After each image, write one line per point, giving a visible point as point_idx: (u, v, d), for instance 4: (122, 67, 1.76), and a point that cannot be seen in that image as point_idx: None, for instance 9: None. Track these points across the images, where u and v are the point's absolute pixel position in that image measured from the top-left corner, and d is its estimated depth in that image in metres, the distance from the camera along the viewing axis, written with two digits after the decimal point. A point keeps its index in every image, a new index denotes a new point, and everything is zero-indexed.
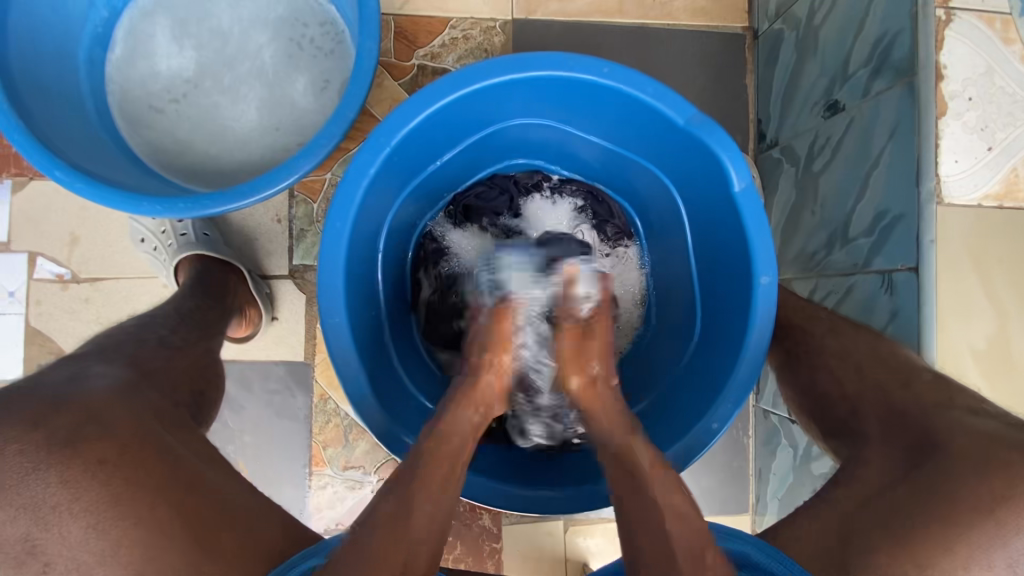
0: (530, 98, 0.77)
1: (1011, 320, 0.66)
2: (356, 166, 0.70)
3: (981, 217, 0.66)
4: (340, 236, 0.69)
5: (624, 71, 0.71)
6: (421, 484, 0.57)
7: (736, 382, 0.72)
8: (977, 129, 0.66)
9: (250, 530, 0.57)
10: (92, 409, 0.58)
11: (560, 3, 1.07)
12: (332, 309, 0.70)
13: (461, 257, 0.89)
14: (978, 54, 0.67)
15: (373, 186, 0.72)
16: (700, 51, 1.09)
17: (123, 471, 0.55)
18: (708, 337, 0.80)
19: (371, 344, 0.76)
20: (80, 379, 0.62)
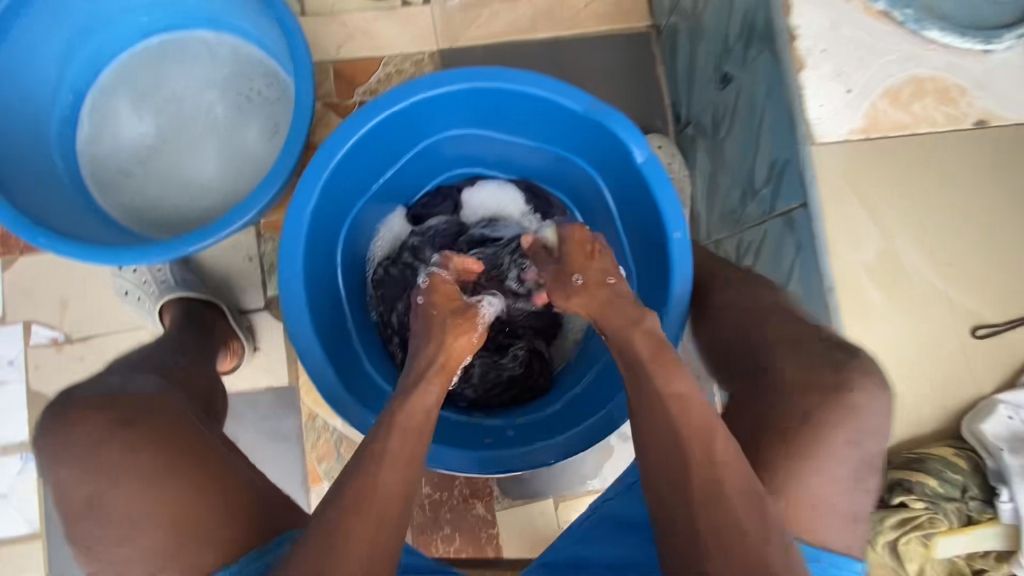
0: (450, 109, 0.86)
1: (895, 235, 0.75)
2: (301, 190, 0.78)
3: (852, 150, 0.75)
4: (296, 253, 0.77)
5: (525, 75, 0.81)
6: (388, 455, 0.62)
7: (669, 328, 0.79)
8: (833, 76, 0.76)
9: (246, 505, 0.66)
10: (128, 402, 0.71)
11: (479, 28, 1.18)
12: (296, 319, 0.77)
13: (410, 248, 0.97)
14: (824, 13, 0.77)
15: (322, 207, 0.81)
16: (612, 52, 1.20)
17: (147, 451, 0.66)
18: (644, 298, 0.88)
19: (339, 349, 0.83)
20: (118, 383, 0.74)
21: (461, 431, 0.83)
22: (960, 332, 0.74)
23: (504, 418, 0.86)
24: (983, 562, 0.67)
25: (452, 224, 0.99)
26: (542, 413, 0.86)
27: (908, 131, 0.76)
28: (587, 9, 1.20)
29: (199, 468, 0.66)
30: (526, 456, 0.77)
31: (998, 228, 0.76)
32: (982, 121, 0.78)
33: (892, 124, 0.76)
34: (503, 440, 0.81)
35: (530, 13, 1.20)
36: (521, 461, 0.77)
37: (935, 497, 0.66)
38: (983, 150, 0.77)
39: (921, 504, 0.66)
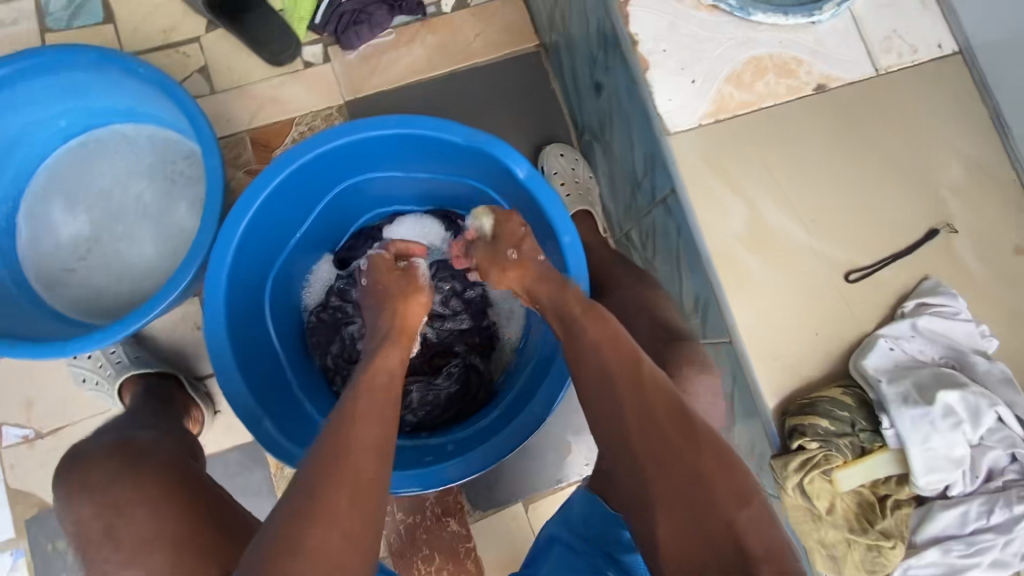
0: (347, 159, 0.93)
1: (758, 202, 0.82)
2: (215, 258, 0.83)
3: (704, 135, 0.83)
4: (218, 317, 0.81)
5: (404, 117, 0.88)
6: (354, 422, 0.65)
7: None
8: (677, 71, 0.83)
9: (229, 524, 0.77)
10: (135, 444, 0.84)
11: (379, 75, 1.26)
12: (230, 377, 0.80)
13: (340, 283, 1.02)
14: (659, 16, 0.84)
15: (240, 268, 0.86)
16: (507, 76, 1.29)
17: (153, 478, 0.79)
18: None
19: (278, 399, 0.88)
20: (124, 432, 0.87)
21: (403, 453, 0.88)
22: (835, 279, 0.80)
23: (444, 435, 0.92)
24: (885, 487, 0.72)
25: None
26: (482, 425, 0.91)
27: (755, 107, 0.84)
28: (476, 40, 1.29)
29: (187, 512, 0.75)
30: (464, 468, 0.82)
31: (853, 178, 0.83)
32: (821, 85, 0.85)
33: (739, 104, 0.84)
34: (442, 454, 0.87)
35: (424, 53, 1.28)
36: (460, 473, 0.82)
37: (828, 434, 0.71)
38: (827, 111, 0.85)
39: (817, 444, 0.72)
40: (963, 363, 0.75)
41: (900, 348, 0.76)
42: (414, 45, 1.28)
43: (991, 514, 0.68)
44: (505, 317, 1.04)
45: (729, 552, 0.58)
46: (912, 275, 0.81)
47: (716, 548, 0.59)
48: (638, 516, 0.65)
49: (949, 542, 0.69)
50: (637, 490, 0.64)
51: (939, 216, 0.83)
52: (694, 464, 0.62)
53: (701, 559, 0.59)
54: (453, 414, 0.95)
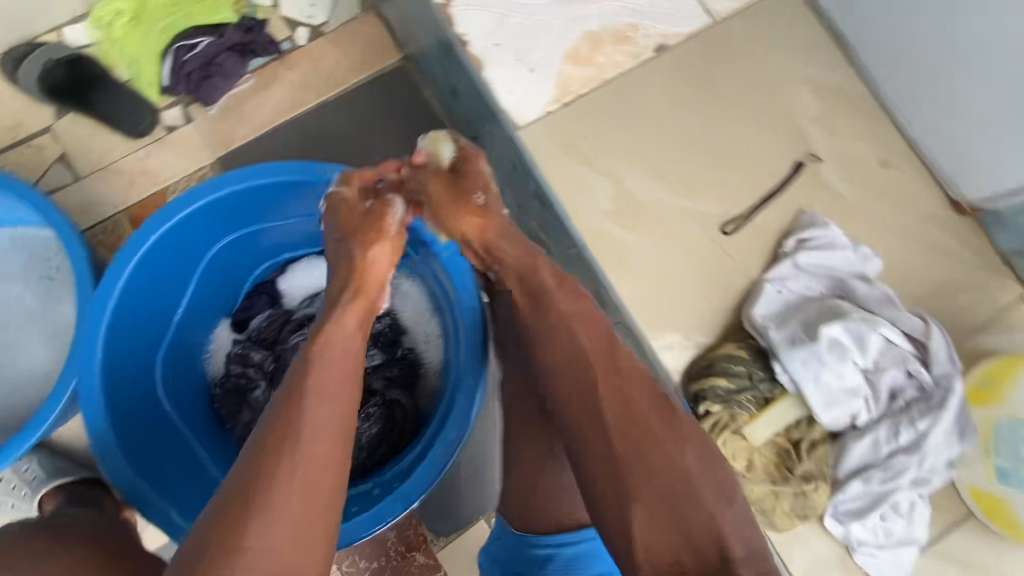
0: (211, 223, 0.89)
1: (621, 177, 0.81)
2: (83, 358, 0.77)
3: (554, 122, 0.81)
4: (100, 420, 0.76)
5: (254, 169, 0.85)
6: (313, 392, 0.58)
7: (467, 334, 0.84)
8: (513, 63, 0.81)
9: None
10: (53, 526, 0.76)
11: (247, 123, 1.22)
12: (126, 475, 0.76)
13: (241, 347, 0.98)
14: (483, 10, 0.82)
15: (114, 363, 0.80)
16: (378, 96, 1.26)
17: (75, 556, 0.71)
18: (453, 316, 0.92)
19: (190, 486, 0.83)
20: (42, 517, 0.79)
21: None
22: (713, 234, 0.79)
23: (377, 478, 0.89)
24: (799, 431, 0.71)
25: (274, 317, 1.01)
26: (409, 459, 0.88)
27: (600, 81, 0.82)
28: (338, 66, 1.25)
29: None
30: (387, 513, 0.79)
31: (712, 129, 0.83)
32: (661, 45, 0.84)
33: (582, 82, 0.82)
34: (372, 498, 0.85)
35: (288, 91, 1.24)
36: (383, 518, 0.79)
37: (727, 394, 0.71)
38: (672, 70, 0.83)
39: (719, 406, 0.71)
40: (845, 290, 0.75)
41: (787, 289, 0.76)
42: (276, 85, 1.24)
43: (898, 436, 0.68)
44: (423, 342, 1.02)
45: (708, 549, 0.55)
46: (787, 213, 0.81)
47: (697, 543, 0.56)
48: (612, 508, 0.60)
49: (869, 471, 0.69)
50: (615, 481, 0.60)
51: (802, 149, 0.83)
52: (681, 464, 0.59)
53: (679, 554, 0.56)
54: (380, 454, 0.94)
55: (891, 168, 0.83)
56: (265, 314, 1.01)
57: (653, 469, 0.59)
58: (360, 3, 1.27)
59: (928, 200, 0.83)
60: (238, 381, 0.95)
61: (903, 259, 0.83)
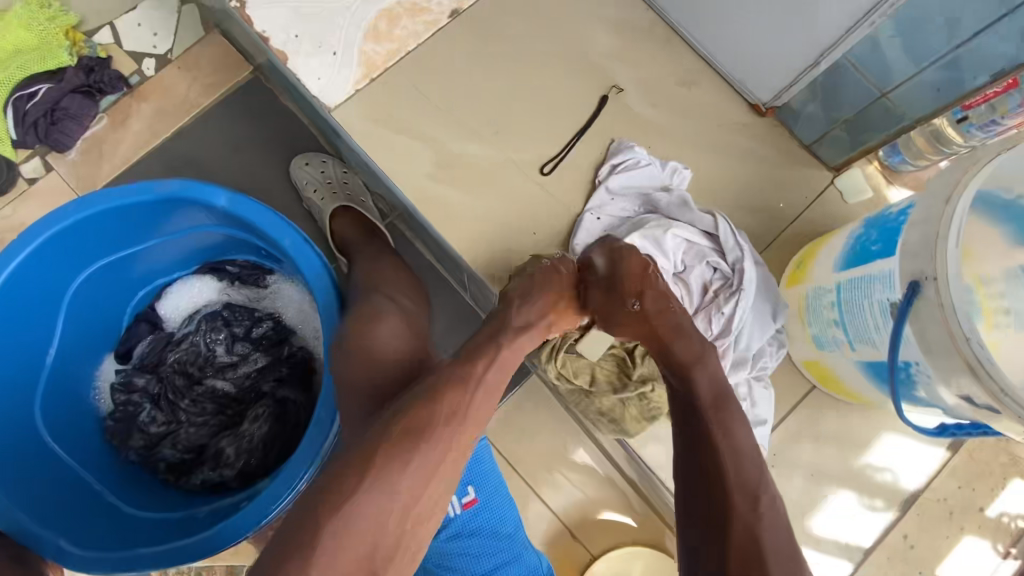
0: (60, 261, 0.90)
1: (440, 138, 0.85)
2: None
3: (366, 98, 0.85)
4: None
5: (85, 199, 0.86)
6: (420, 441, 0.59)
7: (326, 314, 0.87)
8: (314, 49, 0.84)
9: None
10: None
11: (108, 161, 1.23)
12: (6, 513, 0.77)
13: (127, 374, 0.99)
14: (278, 5, 0.85)
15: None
16: (234, 110, 1.27)
17: None
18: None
19: (81, 516, 0.84)
20: None
21: (220, 511, 0.86)
22: (533, 177, 0.84)
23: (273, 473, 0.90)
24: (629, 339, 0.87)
25: (158, 340, 1.02)
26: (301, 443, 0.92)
27: (403, 53, 0.86)
28: (190, 89, 1.26)
29: None
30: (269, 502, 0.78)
31: (520, 80, 0.87)
32: (456, 9, 0.87)
33: (387, 57, 0.86)
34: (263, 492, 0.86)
35: (145, 123, 1.25)
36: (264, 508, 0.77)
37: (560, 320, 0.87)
38: (472, 31, 0.88)
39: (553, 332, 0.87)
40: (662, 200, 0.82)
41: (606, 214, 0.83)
42: (131, 118, 1.24)
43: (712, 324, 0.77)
44: (308, 335, 1.04)
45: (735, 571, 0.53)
46: (600, 145, 0.86)
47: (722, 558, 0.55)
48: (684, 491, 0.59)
49: None
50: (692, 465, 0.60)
51: (604, 82, 0.88)
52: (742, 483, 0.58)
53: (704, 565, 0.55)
54: (272, 451, 0.92)
55: (692, 86, 0.89)
56: (146, 340, 1.02)
57: (733, 456, 0.60)
58: (201, 24, 1.29)
59: (731, 109, 0.89)
60: (127, 407, 0.96)
61: (717, 168, 0.88)
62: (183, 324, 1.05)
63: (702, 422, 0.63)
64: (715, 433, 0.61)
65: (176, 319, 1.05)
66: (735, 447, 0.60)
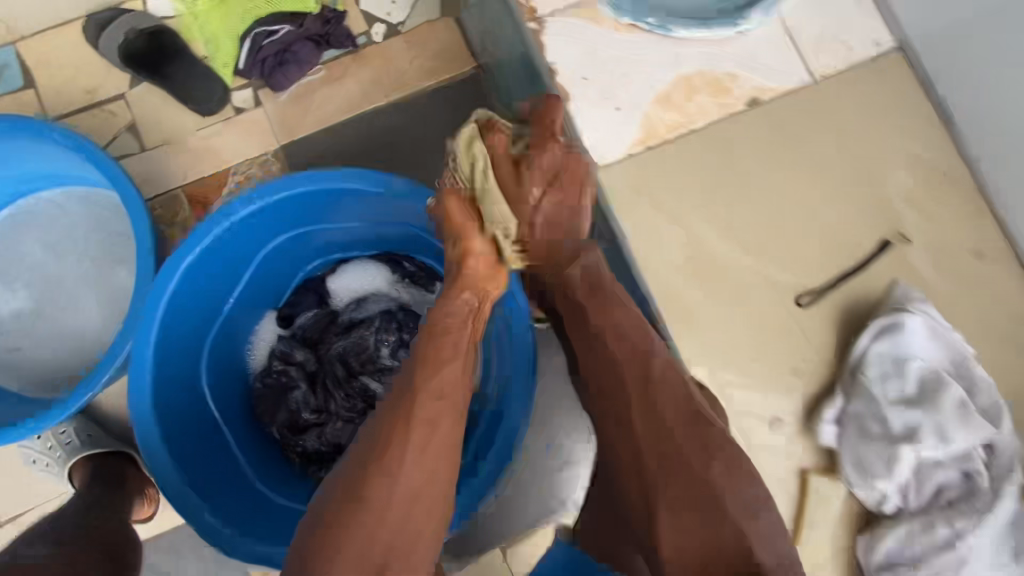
0: (270, 222, 0.88)
1: (698, 228, 0.78)
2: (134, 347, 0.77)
3: (636, 165, 0.78)
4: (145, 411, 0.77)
5: (319, 173, 0.83)
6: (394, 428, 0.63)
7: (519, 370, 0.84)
8: (599, 99, 0.79)
9: None
10: None
11: (314, 114, 1.22)
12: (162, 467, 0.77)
13: (287, 342, 0.98)
14: (578, 41, 0.80)
15: (162, 352, 0.80)
16: (445, 101, 1.23)
17: None
18: (504, 347, 0.88)
19: (221, 483, 0.84)
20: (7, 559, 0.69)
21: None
22: (785, 304, 0.76)
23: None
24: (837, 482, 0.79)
25: (322, 316, 1.01)
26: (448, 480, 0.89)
27: (686, 129, 0.79)
28: (410, 67, 1.24)
29: None
30: None
31: (800, 193, 0.79)
32: (754, 99, 0.80)
33: (670, 128, 0.79)
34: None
35: (358, 87, 1.23)
36: None
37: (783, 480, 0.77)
38: (764, 128, 0.80)
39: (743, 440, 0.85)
40: (960, 370, 0.75)
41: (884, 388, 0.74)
42: (347, 78, 1.23)
43: (931, 530, 0.73)
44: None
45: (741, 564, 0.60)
46: (865, 295, 0.78)
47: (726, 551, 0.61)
48: (636, 490, 0.68)
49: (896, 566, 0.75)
50: (641, 486, 0.67)
51: (889, 225, 0.79)
52: (702, 469, 0.63)
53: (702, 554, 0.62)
54: None
55: (984, 258, 0.79)
56: (310, 315, 1.01)
57: (707, 464, 0.64)
58: (439, 7, 1.26)
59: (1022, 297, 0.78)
60: (282, 377, 0.95)
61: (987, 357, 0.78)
62: (349, 305, 1.03)
63: (627, 393, 0.70)
64: (633, 410, 0.69)
65: (340, 298, 1.04)
66: (651, 414, 0.68)
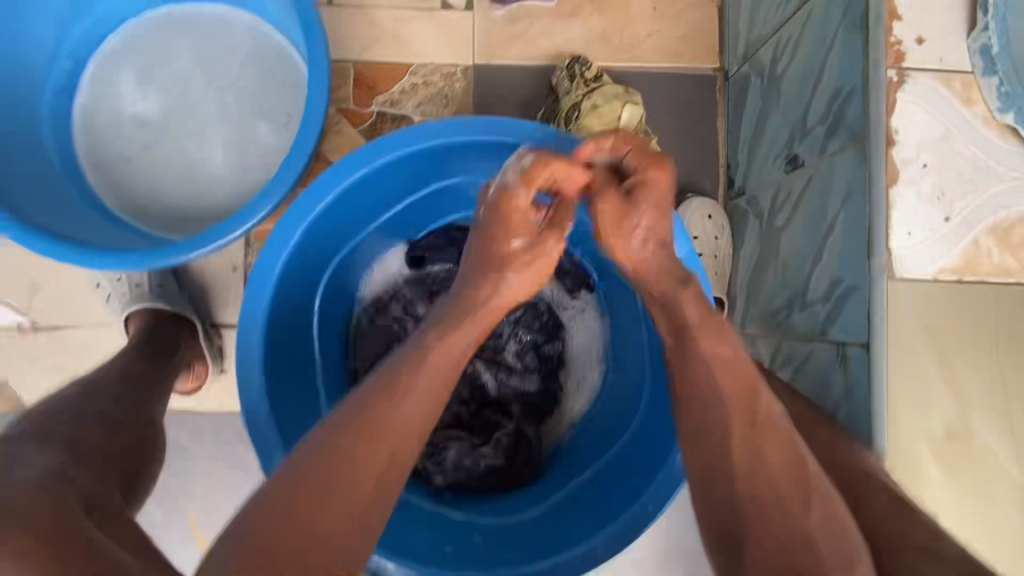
0: (463, 157, 0.76)
1: (973, 403, 0.62)
2: (279, 229, 0.70)
3: (937, 298, 0.62)
4: (262, 299, 0.70)
5: (553, 134, 0.70)
6: (320, 478, 0.50)
7: (670, 461, 0.69)
8: (932, 198, 0.62)
9: None
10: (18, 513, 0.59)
11: (523, 46, 1.04)
12: (247, 374, 0.69)
13: (402, 287, 0.91)
14: (935, 118, 0.62)
15: (308, 244, 0.74)
16: (669, 93, 1.05)
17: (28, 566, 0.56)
18: (656, 404, 0.77)
19: (298, 397, 0.77)
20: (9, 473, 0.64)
21: (430, 524, 0.74)
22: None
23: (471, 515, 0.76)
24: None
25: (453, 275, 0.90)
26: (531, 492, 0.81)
27: (1013, 278, 0.62)
28: (648, 40, 1.05)
29: None
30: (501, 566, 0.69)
31: None
32: None
33: (994, 268, 0.62)
34: (488, 550, 0.71)
35: (582, 36, 1.05)
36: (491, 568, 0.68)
37: None
38: None
39: None
40: None
41: None
42: (575, 22, 1.05)
43: None
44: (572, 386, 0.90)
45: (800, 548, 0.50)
46: None
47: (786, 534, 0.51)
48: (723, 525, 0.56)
49: None
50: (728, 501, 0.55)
51: None
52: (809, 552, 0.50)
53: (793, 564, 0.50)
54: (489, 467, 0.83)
55: None
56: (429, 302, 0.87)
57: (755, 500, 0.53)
58: None
59: None
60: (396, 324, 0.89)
61: None
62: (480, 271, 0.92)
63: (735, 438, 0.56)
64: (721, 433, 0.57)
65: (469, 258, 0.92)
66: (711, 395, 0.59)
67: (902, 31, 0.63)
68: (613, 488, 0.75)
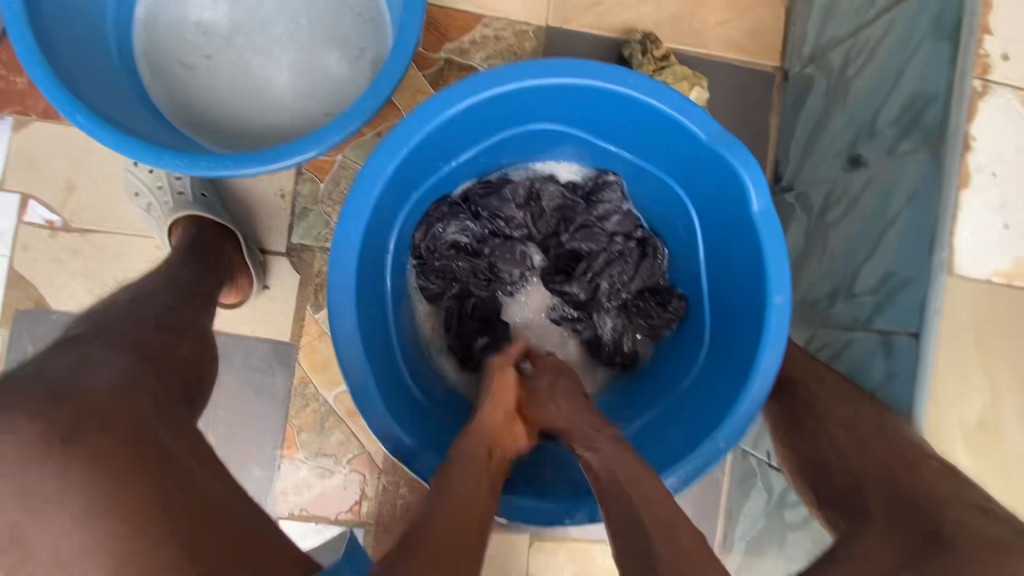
0: (553, 103, 0.76)
1: (1005, 398, 0.66)
2: (382, 150, 0.69)
3: (990, 297, 0.66)
4: (364, 208, 0.69)
5: (651, 84, 0.70)
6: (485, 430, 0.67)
7: (736, 418, 0.72)
8: (996, 204, 0.66)
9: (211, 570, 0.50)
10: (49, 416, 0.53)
11: (597, 15, 1.05)
12: (339, 289, 0.68)
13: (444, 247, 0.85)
14: (1010, 132, 0.66)
15: (401, 170, 0.72)
16: (732, 81, 1.06)
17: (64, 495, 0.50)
18: (714, 363, 0.80)
19: (376, 316, 0.76)
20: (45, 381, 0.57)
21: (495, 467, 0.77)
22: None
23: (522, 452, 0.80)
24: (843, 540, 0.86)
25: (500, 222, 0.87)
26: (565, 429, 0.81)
27: None
28: (716, 29, 1.06)
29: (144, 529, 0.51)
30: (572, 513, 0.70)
31: None
32: None
33: None
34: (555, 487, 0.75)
35: (654, 14, 1.05)
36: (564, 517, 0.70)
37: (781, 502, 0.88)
38: None
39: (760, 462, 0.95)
40: None
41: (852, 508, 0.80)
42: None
43: None
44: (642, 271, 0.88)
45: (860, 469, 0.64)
46: None
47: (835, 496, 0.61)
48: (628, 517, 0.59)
49: None
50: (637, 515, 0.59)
51: None
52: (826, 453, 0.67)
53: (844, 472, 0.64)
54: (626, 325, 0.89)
55: None
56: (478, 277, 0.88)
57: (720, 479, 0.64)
58: None
59: None
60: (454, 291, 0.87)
61: None
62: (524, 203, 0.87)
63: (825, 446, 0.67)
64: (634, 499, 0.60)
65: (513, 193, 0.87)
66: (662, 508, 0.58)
67: (993, 45, 0.66)
68: (671, 433, 0.79)
